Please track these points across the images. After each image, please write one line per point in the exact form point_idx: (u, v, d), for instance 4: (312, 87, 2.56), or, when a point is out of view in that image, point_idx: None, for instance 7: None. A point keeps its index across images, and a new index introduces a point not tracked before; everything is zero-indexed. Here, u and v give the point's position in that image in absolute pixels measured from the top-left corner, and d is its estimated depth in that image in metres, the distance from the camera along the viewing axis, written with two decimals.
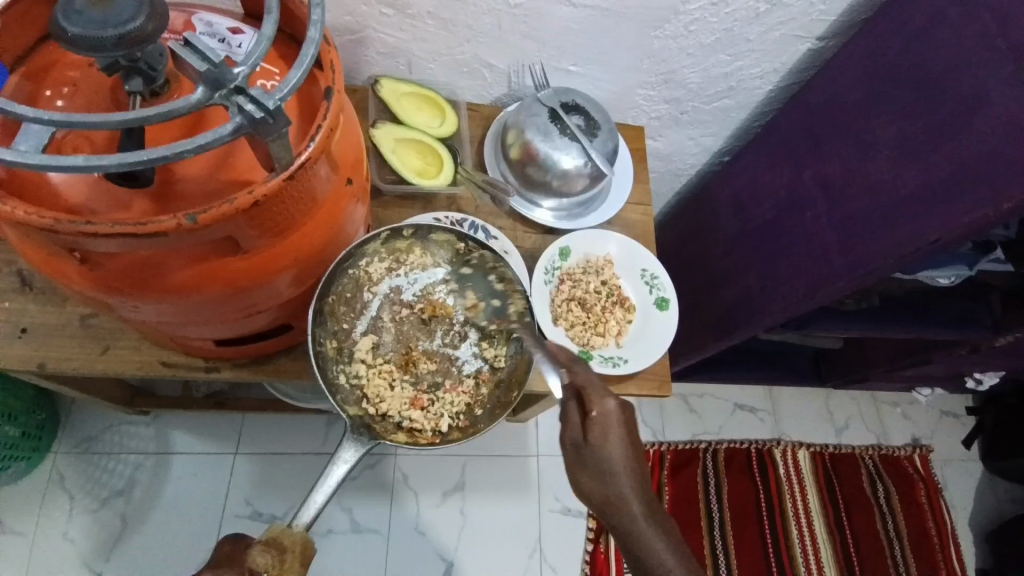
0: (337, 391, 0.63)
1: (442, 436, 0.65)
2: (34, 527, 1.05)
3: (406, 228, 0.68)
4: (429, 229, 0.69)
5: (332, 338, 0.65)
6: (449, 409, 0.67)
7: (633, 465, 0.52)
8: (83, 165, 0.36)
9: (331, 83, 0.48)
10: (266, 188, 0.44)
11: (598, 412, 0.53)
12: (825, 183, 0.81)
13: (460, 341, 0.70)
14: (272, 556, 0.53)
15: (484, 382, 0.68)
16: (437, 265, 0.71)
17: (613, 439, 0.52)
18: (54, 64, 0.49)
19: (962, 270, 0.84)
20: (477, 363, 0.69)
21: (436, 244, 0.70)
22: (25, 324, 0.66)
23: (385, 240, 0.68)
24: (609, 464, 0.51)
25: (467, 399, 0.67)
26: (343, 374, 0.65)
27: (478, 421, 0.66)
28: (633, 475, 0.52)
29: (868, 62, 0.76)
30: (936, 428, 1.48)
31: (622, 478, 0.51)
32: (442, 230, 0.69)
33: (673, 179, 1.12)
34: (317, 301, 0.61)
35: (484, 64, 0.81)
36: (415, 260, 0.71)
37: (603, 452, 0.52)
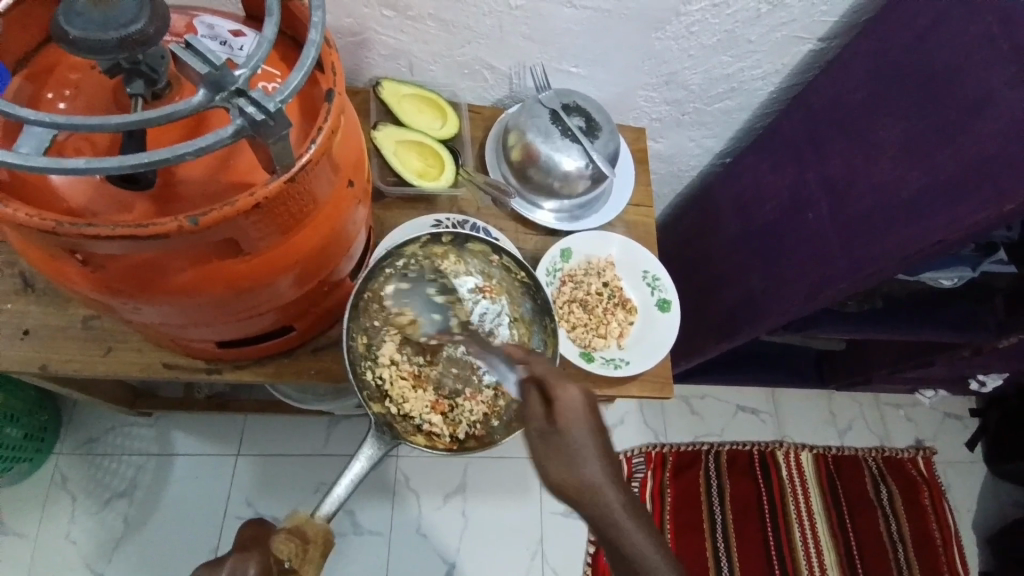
0: (363, 387, 0.65)
1: (459, 442, 0.67)
2: (36, 528, 1.05)
3: (445, 234, 0.70)
4: (467, 237, 0.71)
5: (362, 335, 0.67)
6: (467, 416, 0.69)
7: (602, 449, 0.51)
8: (84, 167, 0.36)
9: (333, 84, 0.48)
10: (267, 189, 0.44)
11: (563, 398, 0.53)
12: (827, 184, 0.81)
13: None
14: (296, 545, 0.56)
15: (503, 395, 0.70)
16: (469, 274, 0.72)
17: (576, 425, 0.51)
18: (56, 66, 0.49)
19: (966, 272, 0.83)
20: (498, 375, 0.70)
21: (471, 253, 0.72)
22: (27, 325, 0.66)
23: (424, 243, 0.70)
24: (579, 449, 0.50)
25: (486, 409, 0.69)
26: (370, 371, 0.67)
27: (495, 432, 0.68)
28: (602, 458, 0.50)
29: (870, 63, 0.76)
30: (939, 430, 1.47)
31: (591, 461, 0.50)
32: (478, 241, 0.71)
33: (675, 181, 1.12)
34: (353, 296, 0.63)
35: (485, 66, 0.81)
36: (450, 266, 0.71)
37: (571, 437, 0.51)
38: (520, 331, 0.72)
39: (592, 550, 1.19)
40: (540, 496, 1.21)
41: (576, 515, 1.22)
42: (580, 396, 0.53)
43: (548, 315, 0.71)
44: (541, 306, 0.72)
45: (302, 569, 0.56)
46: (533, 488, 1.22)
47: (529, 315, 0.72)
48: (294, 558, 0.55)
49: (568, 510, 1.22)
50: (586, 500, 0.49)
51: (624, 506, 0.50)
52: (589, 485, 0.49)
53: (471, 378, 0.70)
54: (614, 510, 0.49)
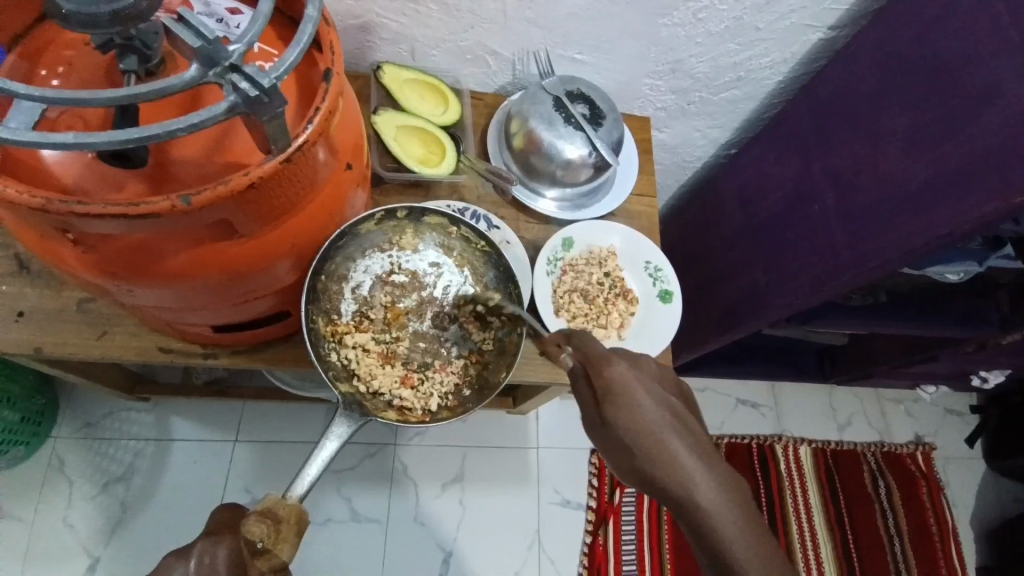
0: (329, 367, 0.64)
1: (431, 415, 0.66)
2: (34, 512, 1.05)
3: (400, 209, 0.69)
4: (423, 210, 0.70)
5: (324, 316, 0.66)
6: (437, 388, 0.68)
7: (664, 418, 0.49)
8: (74, 142, 0.35)
9: (330, 64, 0.47)
10: (263, 170, 0.43)
11: (608, 381, 0.51)
12: (834, 176, 0.80)
13: (449, 322, 0.70)
14: (267, 526, 0.54)
15: (472, 364, 0.69)
16: (428, 246, 0.71)
17: (630, 400, 0.50)
18: (51, 43, 0.48)
19: (972, 266, 0.82)
20: (466, 345, 0.70)
21: (428, 226, 0.71)
22: (22, 307, 0.66)
23: (379, 220, 0.67)
24: (635, 428, 0.49)
25: (457, 379, 0.69)
26: (335, 351, 0.66)
27: (467, 402, 0.67)
28: (669, 424, 0.49)
29: (880, 53, 0.75)
30: (940, 425, 1.47)
31: (658, 425, 0.49)
32: (435, 213, 0.70)
33: (679, 171, 1.10)
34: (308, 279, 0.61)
35: (488, 51, 0.80)
36: (407, 241, 0.70)
37: (622, 411, 0.49)
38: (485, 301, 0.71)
39: (589, 540, 1.19)
40: (538, 487, 1.21)
41: (574, 505, 1.22)
42: (625, 370, 0.51)
43: (512, 283, 0.70)
44: (504, 273, 0.71)
45: (276, 548, 0.54)
46: (530, 478, 1.22)
47: (494, 283, 0.71)
48: (267, 539, 0.54)
49: (566, 500, 1.22)
50: (658, 481, 0.48)
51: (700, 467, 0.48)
52: (649, 457, 0.48)
53: (439, 350, 0.69)
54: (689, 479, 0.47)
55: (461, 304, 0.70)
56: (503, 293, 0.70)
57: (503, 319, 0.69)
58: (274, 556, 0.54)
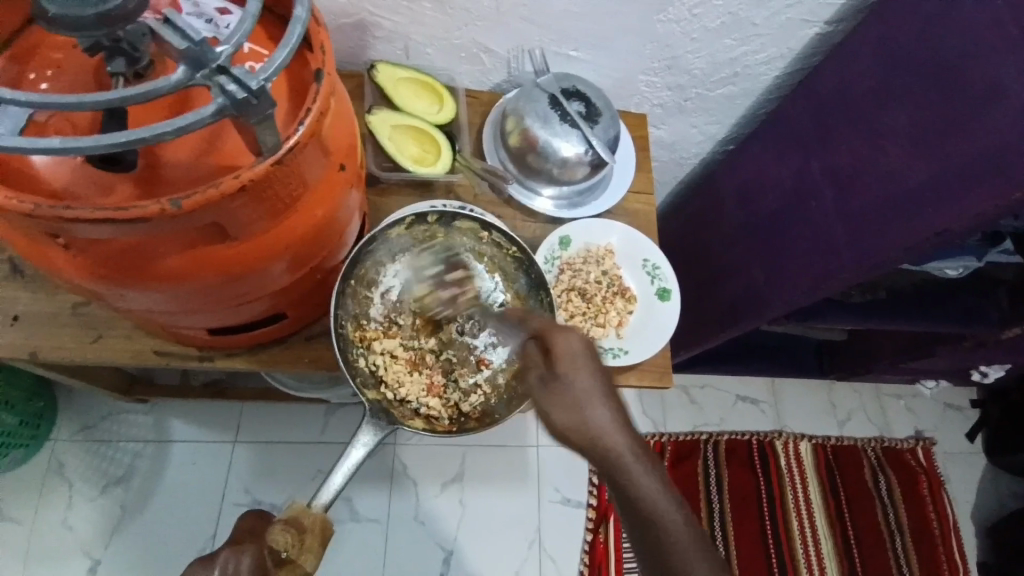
0: (356, 374, 0.64)
1: (458, 424, 0.67)
2: (33, 515, 1.05)
3: (430, 214, 0.69)
4: (454, 215, 0.69)
5: (352, 321, 0.66)
6: (465, 397, 0.68)
7: (607, 394, 0.49)
8: (60, 147, 0.34)
9: (321, 64, 0.46)
10: (253, 172, 0.42)
11: (565, 348, 0.50)
12: (832, 172, 0.79)
13: (479, 329, 0.70)
14: (291, 535, 0.55)
15: (502, 374, 0.69)
16: (459, 250, 0.71)
17: (581, 371, 0.49)
18: (39, 46, 0.47)
19: (971, 261, 0.82)
20: (495, 352, 0.70)
21: (459, 230, 0.70)
22: (17, 311, 0.66)
23: (409, 225, 0.68)
24: (583, 398, 0.48)
25: (485, 389, 0.69)
26: (363, 357, 0.66)
27: (494, 411, 0.67)
28: (608, 401, 0.49)
29: (878, 47, 0.74)
30: (940, 420, 1.47)
31: (598, 407, 0.48)
32: (466, 218, 0.70)
33: (677, 168, 1.10)
34: (339, 284, 0.63)
35: (483, 49, 0.79)
36: (438, 245, 0.70)
37: (572, 380, 0.48)
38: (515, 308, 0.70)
39: (589, 538, 1.19)
40: (538, 486, 1.21)
41: (573, 503, 1.22)
42: (582, 342, 0.50)
43: (543, 290, 0.70)
44: (535, 280, 0.70)
45: (300, 558, 0.55)
46: (530, 476, 1.22)
47: (525, 290, 0.71)
48: (291, 548, 0.55)
49: (566, 498, 1.22)
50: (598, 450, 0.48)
51: (630, 446, 0.48)
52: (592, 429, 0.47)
53: (467, 357, 0.70)
54: (620, 451, 0.48)
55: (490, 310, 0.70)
56: (535, 300, 0.70)
57: None
58: (299, 566, 0.55)
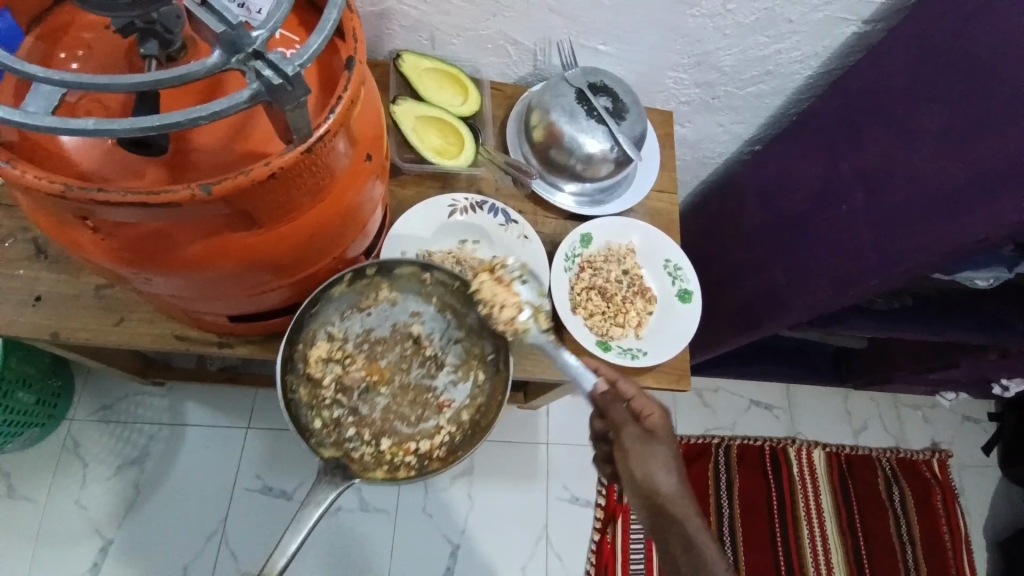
0: (311, 436, 0.62)
1: (422, 467, 0.63)
2: (47, 494, 1.06)
3: (369, 266, 0.63)
4: (393, 262, 0.64)
5: (305, 385, 0.64)
6: (429, 440, 0.65)
7: (670, 463, 0.62)
8: (94, 128, 0.34)
9: (353, 52, 0.46)
10: (283, 159, 0.42)
11: (647, 417, 0.62)
12: (862, 176, 0.77)
13: (437, 370, 0.68)
14: None
15: (465, 410, 0.67)
16: (407, 298, 0.68)
17: (656, 443, 0.62)
18: (69, 26, 0.47)
19: (1002, 273, 0.80)
20: (455, 392, 0.68)
21: (402, 277, 0.66)
22: (39, 292, 0.66)
23: (350, 281, 0.63)
24: (651, 463, 0.61)
25: (449, 428, 0.66)
26: (319, 419, 0.64)
27: (458, 448, 0.64)
28: (673, 468, 0.62)
29: (917, 48, 0.72)
30: (957, 432, 1.45)
31: (663, 471, 0.61)
32: (405, 262, 0.65)
33: (699, 168, 1.08)
34: (287, 348, 0.61)
35: (509, 41, 0.78)
36: (383, 297, 0.67)
37: (653, 438, 0.62)
38: (470, 342, 0.69)
39: (597, 537, 1.19)
40: (547, 482, 1.21)
41: (582, 502, 1.21)
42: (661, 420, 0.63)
43: (495, 319, 0.66)
44: (485, 313, 0.67)
45: None
46: (539, 473, 1.21)
47: (477, 324, 0.68)
48: None
49: (575, 496, 1.21)
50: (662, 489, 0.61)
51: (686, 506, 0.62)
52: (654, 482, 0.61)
53: (427, 399, 0.68)
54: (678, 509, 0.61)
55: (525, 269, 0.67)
56: (489, 332, 0.67)
57: (491, 357, 0.67)
58: None
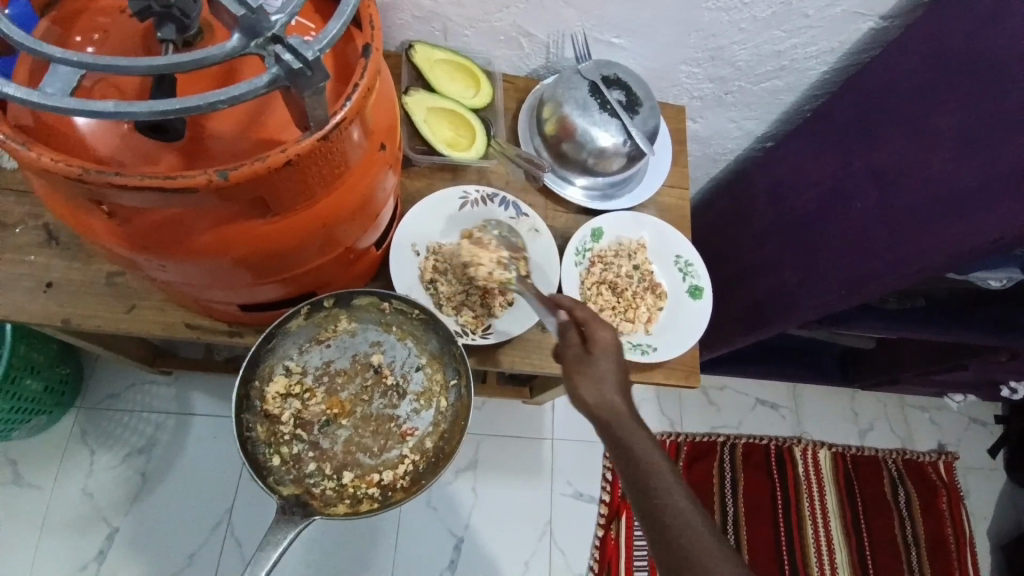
0: (269, 473, 0.63)
1: (385, 498, 0.65)
2: (54, 481, 1.07)
3: (327, 299, 0.64)
4: (351, 294, 0.65)
5: (263, 422, 0.65)
6: (391, 472, 0.67)
7: (623, 384, 0.55)
8: (113, 111, 0.34)
9: (370, 39, 0.45)
10: (300, 147, 0.41)
11: (596, 335, 0.58)
12: (877, 173, 0.76)
13: (398, 399, 0.70)
14: None
15: (427, 438, 0.69)
16: (367, 327, 0.70)
17: (608, 358, 0.56)
18: (85, 10, 0.47)
19: (1016, 274, 0.79)
20: (417, 420, 0.70)
21: (360, 308, 0.67)
22: (50, 278, 0.66)
23: (307, 315, 0.64)
24: (602, 377, 0.55)
25: (412, 457, 0.68)
26: (278, 455, 0.65)
27: (421, 477, 0.66)
28: (623, 387, 0.55)
29: (936, 45, 0.71)
30: (964, 435, 1.44)
31: (612, 388, 0.55)
32: (363, 294, 0.65)
33: (710, 164, 1.08)
34: (242, 386, 0.62)
35: (523, 33, 0.78)
36: (342, 329, 0.69)
37: (600, 359, 0.56)
38: (432, 369, 0.70)
39: (601, 533, 1.19)
40: (551, 478, 1.21)
41: (586, 498, 1.21)
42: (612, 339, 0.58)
43: (453, 345, 0.68)
44: (445, 340, 0.69)
45: None
46: (544, 469, 1.21)
47: (439, 351, 0.70)
48: None
49: (579, 492, 1.21)
50: (612, 411, 0.54)
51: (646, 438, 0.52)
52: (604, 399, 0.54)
53: (390, 429, 0.69)
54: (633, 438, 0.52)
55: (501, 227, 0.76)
56: (449, 357, 0.69)
57: (453, 383, 0.69)
58: None
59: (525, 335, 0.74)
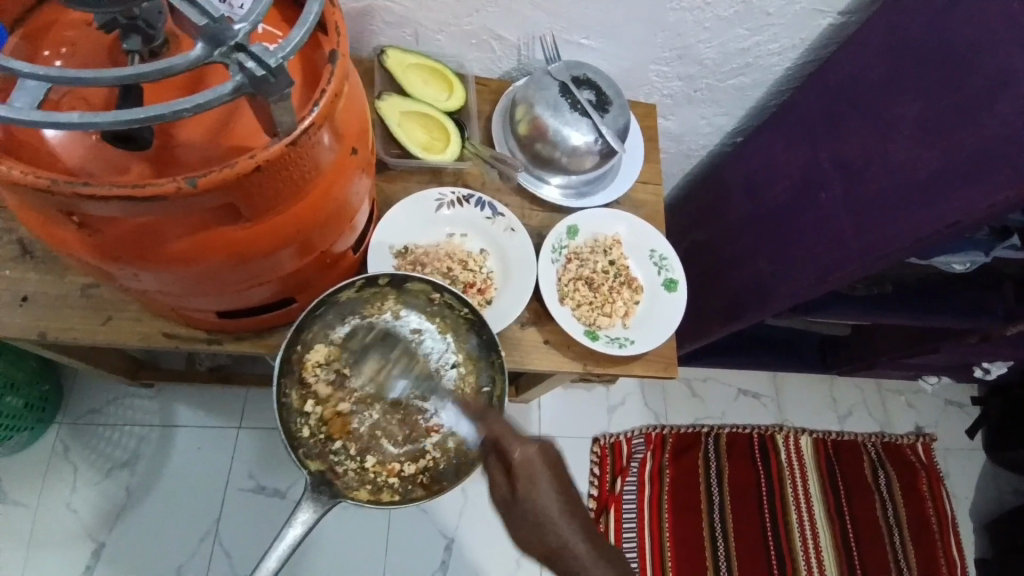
0: (298, 444, 0.63)
1: (404, 494, 0.64)
2: (38, 498, 1.05)
3: (381, 276, 0.66)
4: (405, 278, 0.67)
5: (297, 389, 0.66)
6: (411, 463, 0.67)
7: (563, 504, 0.54)
8: (78, 122, 0.34)
9: (335, 45, 0.46)
10: (268, 152, 0.42)
11: (519, 457, 0.56)
12: (841, 164, 0.79)
13: (430, 393, 0.69)
14: None
15: (451, 438, 0.67)
16: (411, 312, 0.71)
17: (540, 480, 0.55)
18: (53, 24, 0.47)
19: (978, 257, 0.82)
20: (445, 417, 0.68)
21: (410, 292, 0.69)
22: (26, 293, 0.66)
23: (360, 288, 0.66)
24: (542, 509, 0.54)
25: (434, 454, 0.67)
26: (307, 427, 0.65)
27: (443, 478, 0.65)
28: (564, 500, 0.55)
29: (892, 39, 0.74)
30: (941, 417, 1.48)
31: (551, 499, 0.54)
32: (417, 280, 0.67)
33: (684, 160, 1.10)
34: (286, 350, 0.63)
35: (493, 36, 0.79)
36: (389, 308, 0.70)
37: (529, 492, 0.55)
38: (466, 368, 0.70)
39: None
40: None
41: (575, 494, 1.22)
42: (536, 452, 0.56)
43: (494, 350, 0.68)
44: (486, 341, 0.69)
45: None
46: None
47: (476, 351, 0.70)
48: None
49: None
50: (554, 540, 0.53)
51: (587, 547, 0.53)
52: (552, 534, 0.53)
53: (417, 422, 0.68)
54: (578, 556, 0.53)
55: (455, 241, 0.78)
56: (486, 361, 0.69)
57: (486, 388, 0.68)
58: None
59: (505, 332, 0.75)
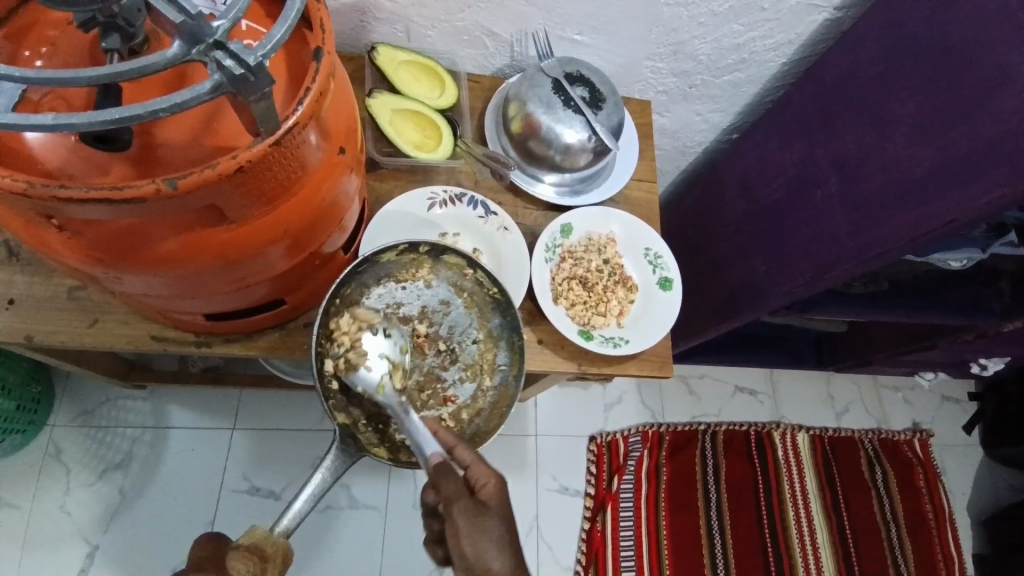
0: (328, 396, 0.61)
1: None
2: (31, 501, 1.05)
3: (422, 244, 0.68)
4: (443, 249, 0.68)
5: None
6: None
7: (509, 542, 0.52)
8: (53, 124, 0.33)
9: (322, 42, 0.45)
10: (251, 153, 0.41)
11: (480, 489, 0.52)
12: (837, 161, 0.78)
13: (450, 363, 0.69)
14: (252, 563, 0.52)
15: (467, 410, 0.67)
16: (441, 283, 0.70)
17: (495, 517, 0.52)
18: (34, 24, 0.46)
19: (975, 253, 0.81)
20: (462, 388, 0.68)
21: (445, 265, 0.70)
22: (13, 295, 0.65)
23: (400, 252, 0.67)
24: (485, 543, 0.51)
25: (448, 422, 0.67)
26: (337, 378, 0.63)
27: None
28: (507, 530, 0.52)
29: (888, 35, 0.73)
30: (937, 412, 1.48)
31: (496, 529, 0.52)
32: (454, 253, 0.68)
33: (680, 156, 1.09)
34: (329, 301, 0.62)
35: (486, 32, 0.78)
36: (421, 276, 0.70)
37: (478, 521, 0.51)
38: (485, 346, 0.69)
39: (587, 526, 1.19)
40: (536, 474, 1.22)
41: (571, 492, 1.22)
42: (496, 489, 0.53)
43: (515, 333, 0.68)
44: (509, 322, 0.68)
45: None
46: (529, 466, 1.22)
47: (497, 331, 0.69)
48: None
49: (564, 487, 1.22)
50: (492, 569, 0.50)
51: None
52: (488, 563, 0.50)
53: (436, 389, 0.68)
54: None
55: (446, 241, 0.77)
56: (506, 340, 0.68)
57: (502, 366, 0.68)
58: None
59: None
